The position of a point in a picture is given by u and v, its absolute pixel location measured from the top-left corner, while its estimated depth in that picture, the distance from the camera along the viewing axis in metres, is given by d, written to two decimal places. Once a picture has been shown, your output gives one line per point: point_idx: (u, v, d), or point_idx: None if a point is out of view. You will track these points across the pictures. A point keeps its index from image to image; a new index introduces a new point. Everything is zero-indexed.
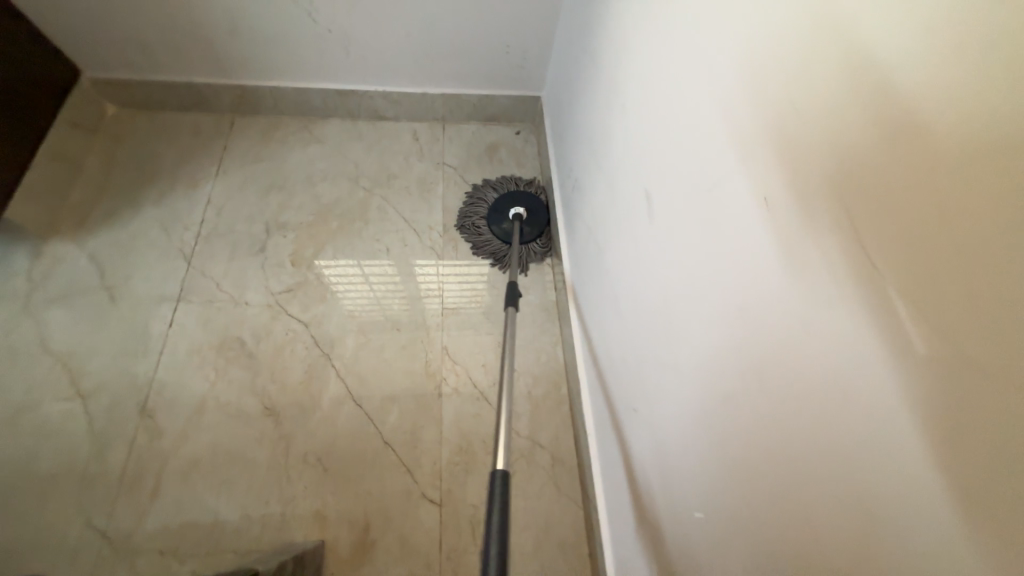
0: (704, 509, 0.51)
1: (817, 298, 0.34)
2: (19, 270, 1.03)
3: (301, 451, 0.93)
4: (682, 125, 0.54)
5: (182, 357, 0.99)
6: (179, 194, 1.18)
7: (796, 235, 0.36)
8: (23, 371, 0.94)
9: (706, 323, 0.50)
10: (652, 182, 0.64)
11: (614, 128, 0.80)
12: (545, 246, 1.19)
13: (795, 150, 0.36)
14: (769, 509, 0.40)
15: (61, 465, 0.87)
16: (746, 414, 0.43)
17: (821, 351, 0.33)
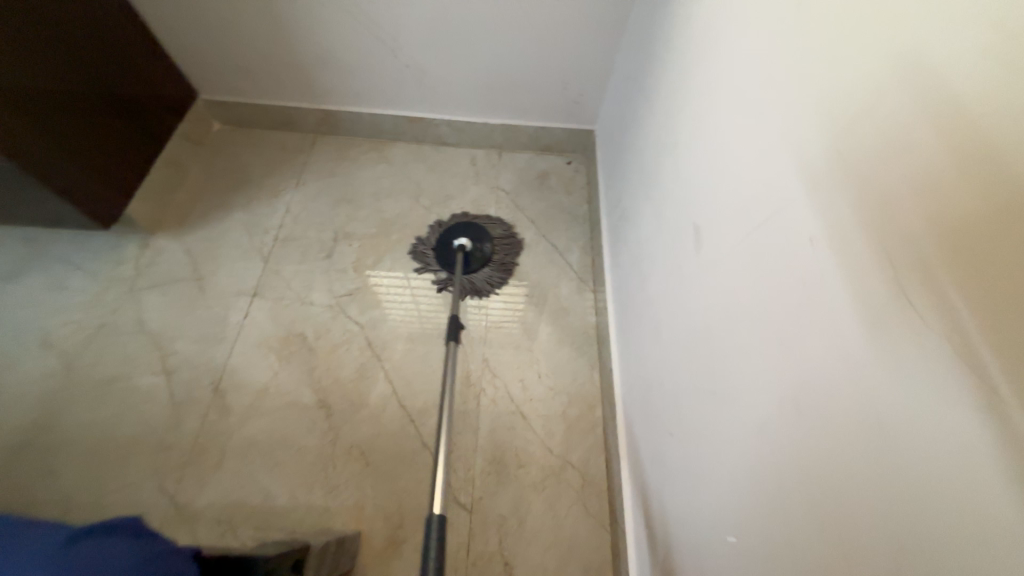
0: (751, 547, 0.50)
1: (888, 342, 0.34)
2: (129, 256, 1.19)
3: (346, 443, 1.00)
4: (748, 162, 0.55)
5: (251, 345, 1.10)
6: (264, 201, 1.33)
7: (868, 277, 0.36)
8: (122, 345, 1.08)
9: (755, 352, 0.52)
10: (711, 218, 0.64)
11: (672, 162, 0.82)
12: (493, 276, 1.19)
13: (868, 191, 0.36)
14: (821, 543, 0.40)
15: (143, 431, 0.99)
16: (801, 449, 0.43)
17: (892, 396, 0.33)
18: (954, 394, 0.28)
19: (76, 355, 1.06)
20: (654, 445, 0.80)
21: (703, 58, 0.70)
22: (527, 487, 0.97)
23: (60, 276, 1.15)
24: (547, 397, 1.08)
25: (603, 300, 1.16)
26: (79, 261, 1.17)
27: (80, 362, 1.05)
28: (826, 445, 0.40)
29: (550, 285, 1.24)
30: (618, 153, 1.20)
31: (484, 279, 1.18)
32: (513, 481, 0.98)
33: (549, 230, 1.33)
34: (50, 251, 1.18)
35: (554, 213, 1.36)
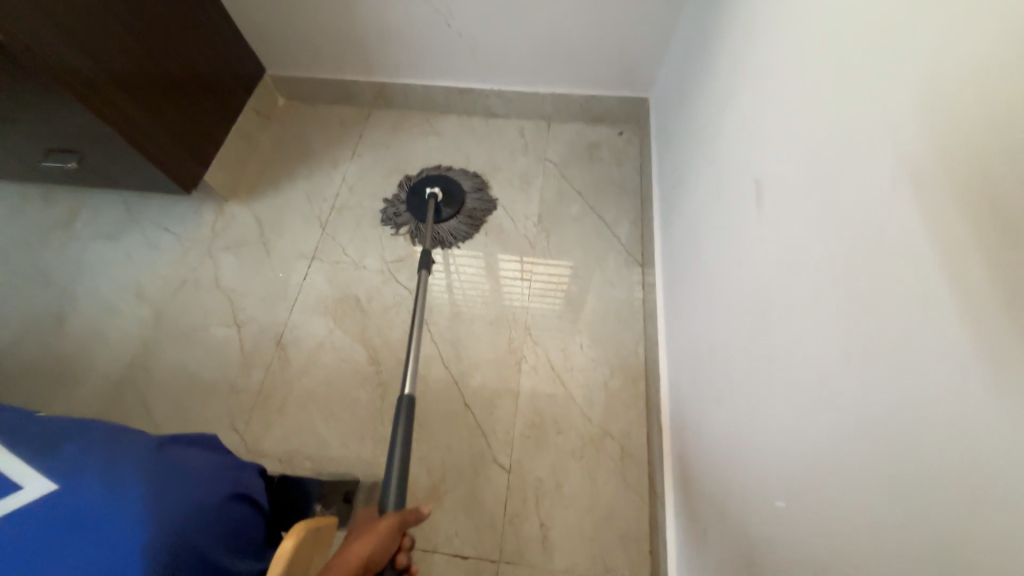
0: (803, 515, 0.48)
1: (977, 329, 0.30)
2: (207, 221, 1.31)
3: (394, 399, 1.05)
4: (819, 136, 0.50)
5: (311, 305, 1.18)
6: (323, 171, 1.40)
7: (953, 257, 0.32)
8: (201, 300, 1.19)
9: (816, 307, 0.48)
10: (774, 197, 0.60)
11: (731, 137, 0.76)
12: (459, 225, 1.23)
13: (960, 163, 0.32)
14: (875, 507, 0.38)
15: (219, 376, 1.09)
16: (862, 407, 0.40)
17: (974, 391, 0.30)
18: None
19: (165, 306, 1.18)
20: (700, 415, 0.77)
21: (771, 23, 0.64)
22: (565, 453, 0.98)
23: (151, 236, 1.29)
24: (589, 368, 1.07)
25: (651, 274, 1.12)
26: (166, 224, 1.30)
27: (168, 313, 1.17)
28: (891, 440, 0.37)
29: (597, 257, 1.21)
30: (673, 127, 1.13)
31: (451, 229, 1.23)
32: (552, 446, 0.99)
33: (597, 202, 1.30)
34: (143, 214, 1.32)
35: (603, 185, 1.33)
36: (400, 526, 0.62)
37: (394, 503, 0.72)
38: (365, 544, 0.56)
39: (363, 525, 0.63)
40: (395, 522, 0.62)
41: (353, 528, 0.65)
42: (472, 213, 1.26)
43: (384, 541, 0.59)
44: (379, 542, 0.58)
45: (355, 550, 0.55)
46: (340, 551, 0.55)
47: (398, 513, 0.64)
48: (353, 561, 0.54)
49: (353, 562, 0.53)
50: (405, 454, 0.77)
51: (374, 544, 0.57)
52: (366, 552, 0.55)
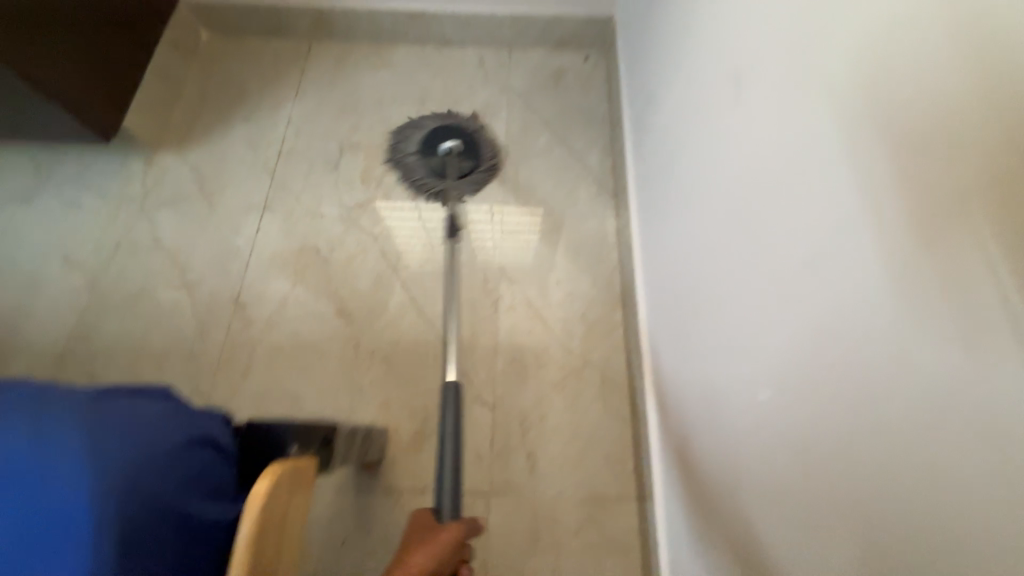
0: (779, 403, 0.48)
1: (903, 276, 0.32)
2: (136, 175, 1.17)
3: (368, 348, 1.01)
4: (772, 84, 0.50)
5: (267, 259, 1.09)
6: (264, 113, 1.26)
7: (883, 210, 0.34)
8: (142, 261, 1.08)
9: (788, 197, 0.47)
10: (733, 150, 0.60)
11: (694, 81, 0.75)
12: (480, 180, 1.15)
13: (887, 117, 0.33)
14: (842, 385, 0.38)
15: (173, 340, 1.01)
16: (833, 291, 0.40)
17: (902, 331, 0.32)
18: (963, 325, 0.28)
19: (100, 272, 1.07)
20: (680, 331, 0.77)
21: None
22: (548, 385, 0.98)
23: (72, 196, 1.14)
24: (566, 302, 1.05)
25: (625, 202, 1.09)
26: (88, 182, 1.16)
27: (104, 279, 1.07)
28: (832, 380, 0.40)
29: (569, 190, 1.17)
30: (638, 59, 1.07)
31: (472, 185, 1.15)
32: (534, 380, 0.99)
33: (566, 133, 1.23)
34: (58, 172, 1.17)
35: (572, 115, 1.26)
36: (462, 539, 0.62)
37: (451, 509, 0.72)
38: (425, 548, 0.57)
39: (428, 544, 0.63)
40: (457, 533, 0.62)
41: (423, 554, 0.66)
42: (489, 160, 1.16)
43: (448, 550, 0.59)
44: (443, 552, 0.59)
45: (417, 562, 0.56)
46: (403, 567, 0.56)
47: (459, 524, 0.64)
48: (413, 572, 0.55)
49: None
50: (458, 449, 0.76)
51: (436, 558, 0.57)
52: (427, 563, 0.56)
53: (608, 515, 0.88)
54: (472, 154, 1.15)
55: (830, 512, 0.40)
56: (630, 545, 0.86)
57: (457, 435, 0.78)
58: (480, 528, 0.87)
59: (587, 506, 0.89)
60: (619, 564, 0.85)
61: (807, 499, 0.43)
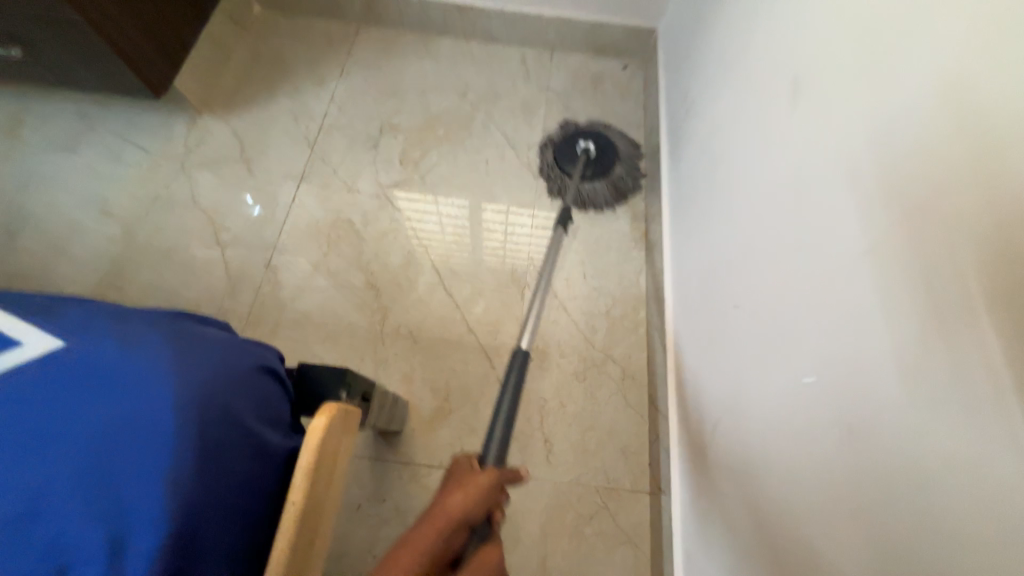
0: (832, 387, 0.46)
1: (911, 311, 0.38)
2: (179, 135, 1.19)
3: (395, 322, 1.03)
4: (798, 142, 0.57)
5: (302, 227, 1.11)
6: (309, 89, 1.29)
7: (890, 256, 0.40)
8: (178, 217, 1.10)
9: (849, 178, 0.47)
10: (755, 194, 0.67)
11: (725, 122, 0.81)
12: (603, 190, 1.14)
13: (919, 165, 0.38)
14: (905, 358, 0.38)
15: (203, 297, 1.02)
16: (898, 264, 0.39)
17: (961, 311, 0.33)
18: (961, 347, 0.33)
19: (135, 223, 1.09)
20: (711, 323, 0.78)
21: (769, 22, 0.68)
22: (568, 375, 0.99)
23: (114, 148, 1.16)
24: (591, 296, 1.07)
25: (655, 205, 1.11)
26: (131, 136, 1.18)
27: (139, 231, 1.08)
28: (837, 400, 0.46)
29: None
30: (679, 78, 1.11)
31: (596, 192, 1.14)
32: (556, 368, 1.00)
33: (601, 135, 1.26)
34: (102, 123, 1.19)
35: (608, 118, 1.29)
36: (496, 489, 0.58)
37: (494, 454, 0.67)
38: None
39: (460, 476, 0.61)
40: (495, 483, 0.58)
41: (448, 478, 0.62)
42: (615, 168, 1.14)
43: (493, 556, 0.56)
44: (478, 503, 0.56)
45: (453, 509, 0.55)
46: (439, 515, 0.54)
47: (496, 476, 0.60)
48: (444, 522, 0.53)
49: (446, 520, 0.54)
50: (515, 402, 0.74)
51: (476, 511, 0.56)
52: (466, 510, 0.55)
53: (621, 507, 0.89)
54: (603, 164, 1.14)
55: (830, 512, 0.45)
56: (641, 538, 0.87)
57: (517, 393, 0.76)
58: None
59: (601, 495, 0.90)
60: (630, 556, 0.86)
61: (809, 501, 0.49)
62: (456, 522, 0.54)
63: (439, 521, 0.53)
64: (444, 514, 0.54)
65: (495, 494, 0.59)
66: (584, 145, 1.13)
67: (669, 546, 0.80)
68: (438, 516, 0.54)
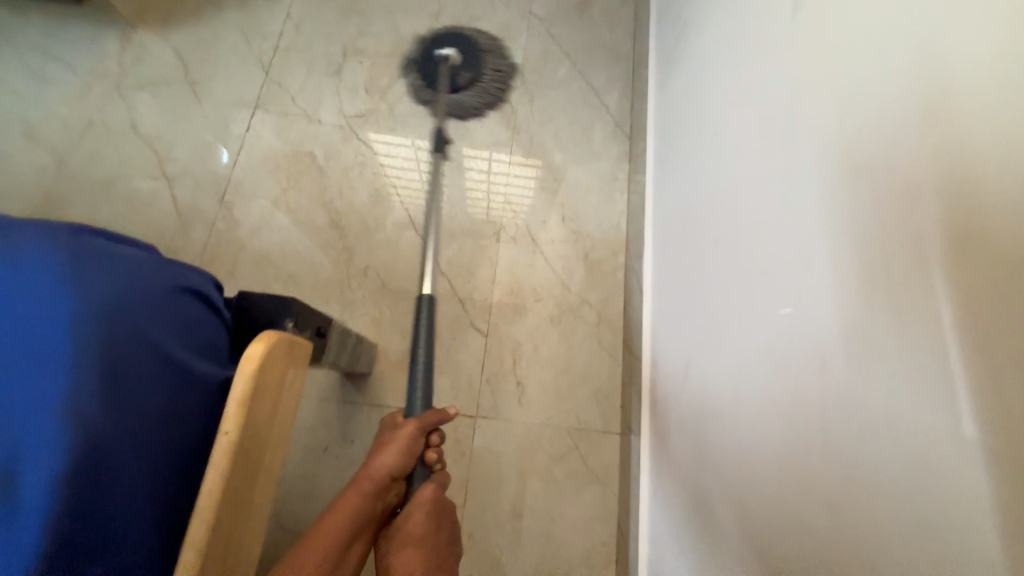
0: (801, 318, 0.43)
1: (872, 230, 0.35)
2: (111, 51, 1.05)
3: (362, 263, 0.97)
4: (774, 72, 0.54)
5: (258, 160, 1.02)
6: (261, 3, 1.14)
7: (855, 172, 0.37)
8: (116, 146, 0.99)
9: (833, 88, 0.41)
10: (730, 133, 0.64)
11: (713, 49, 0.75)
12: (474, 98, 1.09)
13: (899, 66, 0.34)
14: (865, 282, 0.35)
15: (149, 233, 0.94)
16: (866, 181, 0.36)
17: (917, 226, 0.30)
18: (890, 272, 0.33)
19: (67, 151, 0.98)
20: (689, 263, 0.74)
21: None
22: (542, 319, 0.97)
23: (36, 65, 1.02)
24: (569, 240, 1.03)
25: (640, 144, 1.05)
26: (56, 51, 1.04)
27: (72, 160, 0.97)
28: (791, 334, 0.45)
29: (584, 126, 1.12)
30: (671, 1, 1.02)
31: (466, 102, 1.09)
32: (530, 312, 0.97)
33: (586, 67, 1.17)
34: (20, 36, 1.04)
35: (594, 48, 1.19)
36: (420, 432, 0.58)
37: (421, 403, 0.65)
38: (423, 515, 0.52)
39: (384, 434, 0.60)
40: (418, 425, 0.58)
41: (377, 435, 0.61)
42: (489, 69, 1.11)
43: (436, 491, 0.55)
44: (405, 450, 0.56)
45: (381, 463, 0.54)
46: (367, 471, 0.53)
47: (419, 421, 0.59)
48: (374, 479, 0.53)
49: (375, 477, 0.53)
50: (431, 351, 0.69)
51: (404, 459, 0.55)
52: (393, 463, 0.54)
53: (592, 448, 0.90)
54: (473, 67, 1.10)
55: (783, 442, 0.45)
56: (609, 476, 0.88)
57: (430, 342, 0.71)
58: (463, 449, 0.88)
59: (572, 437, 0.90)
60: (598, 493, 0.87)
61: (766, 433, 0.48)
62: (387, 471, 0.54)
63: (369, 479, 0.52)
64: (372, 468, 0.53)
65: (422, 438, 0.59)
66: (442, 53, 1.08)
67: (635, 483, 0.82)
68: (365, 473, 0.53)
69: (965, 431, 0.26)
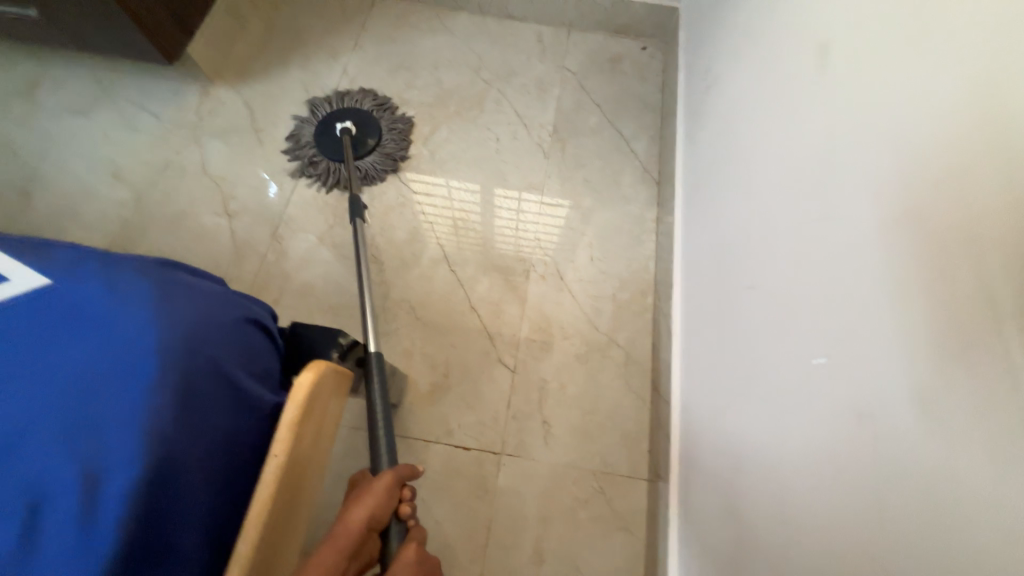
0: (847, 367, 0.43)
1: (929, 286, 0.35)
2: (192, 103, 1.19)
3: (397, 297, 1.02)
4: (813, 125, 0.55)
5: (308, 199, 1.10)
6: (322, 61, 1.28)
7: (904, 229, 0.38)
8: (187, 185, 1.10)
9: (875, 148, 0.43)
10: (767, 181, 0.66)
11: (743, 103, 0.79)
12: (382, 164, 1.13)
13: (947, 134, 0.36)
14: (923, 338, 0.35)
15: (209, 263, 1.03)
16: (918, 239, 0.37)
17: (973, 286, 0.31)
18: (965, 325, 0.32)
19: (146, 189, 1.09)
20: (721, 306, 0.74)
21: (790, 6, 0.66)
22: (570, 357, 0.98)
23: (129, 115, 1.17)
24: (598, 279, 1.05)
25: (668, 188, 1.08)
26: (145, 103, 1.18)
27: (149, 197, 1.09)
28: (840, 381, 0.44)
29: (613, 170, 1.16)
30: (698, 57, 1.07)
31: (371, 167, 1.13)
32: (558, 350, 0.98)
33: (616, 116, 1.23)
34: (117, 90, 1.19)
35: (624, 99, 1.25)
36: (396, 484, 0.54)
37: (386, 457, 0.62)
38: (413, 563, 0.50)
39: (357, 490, 0.55)
40: (396, 476, 0.55)
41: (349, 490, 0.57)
42: (370, 129, 1.16)
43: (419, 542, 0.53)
44: (383, 501, 0.52)
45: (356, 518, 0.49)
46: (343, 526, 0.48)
47: (395, 472, 0.56)
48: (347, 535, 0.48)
49: (350, 531, 0.48)
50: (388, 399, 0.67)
51: (379, 512, 0.51)
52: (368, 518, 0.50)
53: (618, 493, 0.87)
54: (369, 132, 1.15)
55: (833, 494, 0.43)
56: (638, 524, 0.85)
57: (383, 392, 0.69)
58: (487, 486, 0.87)
59: (598, 480, 0.88)
60: (625, 541, 0.84)
61: (811, 484, 0.46)
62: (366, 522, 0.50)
63: (345, 532, 0.48)
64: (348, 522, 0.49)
65: (398, 491, 0.55)
66: (344, 126, 1.11)
67: (665, 532, 0.79)
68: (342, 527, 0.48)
69: None
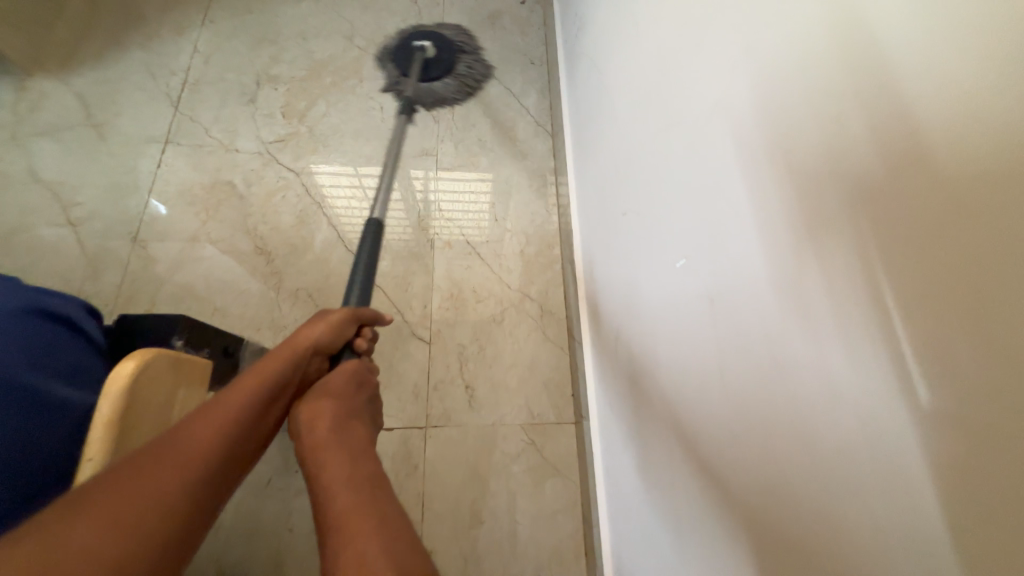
0: (692, 261, 0.46)
1: (732, 187, 0.38)
2: (7, 101, 1.02)
3: (292, 286, 0.94)
4: (668, 33, 0.52)
5: (172, 193, 0.99)
6: (166, 40, 1.13)
7: (714, 137, 0.41)
8: (15, 196, 0.95)
9: (695, 57, 0.45)
10: (637, 102, 0.63)
11: (606, 37, 0.78)
12: (445, 90, 1.06)
13: (741, 42, 0.37)
14: (728, 236, 0.39)
15: (56, 280, 0.89)
16: (722, 148, 0.39)
17: (757, 190, 0.34)
18: (762, 226, 0.34)
19: None
20: (608, 240, 0.76)
21: None
22: (485, 319, 0.96)
23: None
24: (504, 237, 1.03)
25: (560, 138, 1.07)
26: None
27: None
28: (700, 275, 0.44)
29: (506, 127, 1.14)
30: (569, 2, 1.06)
31: (438, 94, 1.06)
32: (472, 314, 0.96)
33: (503, 72, 1.20)
34: None
35: (509, 55, 1.23)
36: (358, 314, 0.60)
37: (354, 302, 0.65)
38: (327, 412, 0.48)
39: None
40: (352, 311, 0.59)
41: None
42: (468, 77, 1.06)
43: (363, 373, 0.56)
44: (336, 328, 0.56)
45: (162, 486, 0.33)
46: (131, 508, 0.31)
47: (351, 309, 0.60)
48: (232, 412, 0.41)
49: (279, 362, 0.48)
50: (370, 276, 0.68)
51: (332, 334, 0.55)
52: (321, 335, 0.53)
53: (548, 440, 0.88)
54: (445, 64, 1.03)
55: (692, 384, 0.45)
56: (570, 467, 0.86)
57: (371, 265, 0.69)
58: (416, 462, 0.85)
59: (526, 433, 0.88)
60: (560, 485, 0.85)
61: (682, 382, 0.48)
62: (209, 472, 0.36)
63: (221, 420, 0.39)
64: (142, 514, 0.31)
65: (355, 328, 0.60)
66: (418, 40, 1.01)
67: (592, 469, 0.80)
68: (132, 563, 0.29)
69: (813, 363, 0.29)
